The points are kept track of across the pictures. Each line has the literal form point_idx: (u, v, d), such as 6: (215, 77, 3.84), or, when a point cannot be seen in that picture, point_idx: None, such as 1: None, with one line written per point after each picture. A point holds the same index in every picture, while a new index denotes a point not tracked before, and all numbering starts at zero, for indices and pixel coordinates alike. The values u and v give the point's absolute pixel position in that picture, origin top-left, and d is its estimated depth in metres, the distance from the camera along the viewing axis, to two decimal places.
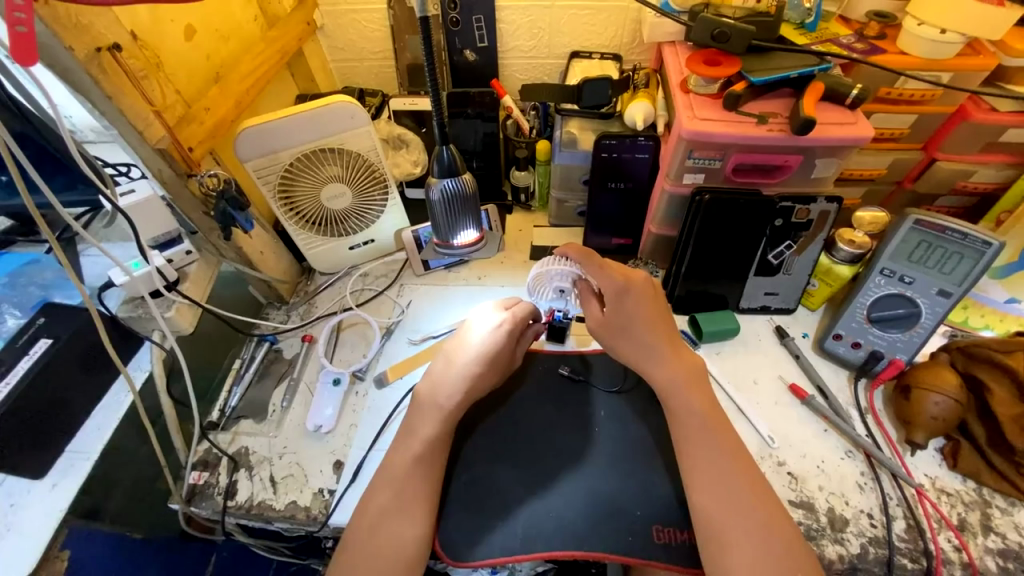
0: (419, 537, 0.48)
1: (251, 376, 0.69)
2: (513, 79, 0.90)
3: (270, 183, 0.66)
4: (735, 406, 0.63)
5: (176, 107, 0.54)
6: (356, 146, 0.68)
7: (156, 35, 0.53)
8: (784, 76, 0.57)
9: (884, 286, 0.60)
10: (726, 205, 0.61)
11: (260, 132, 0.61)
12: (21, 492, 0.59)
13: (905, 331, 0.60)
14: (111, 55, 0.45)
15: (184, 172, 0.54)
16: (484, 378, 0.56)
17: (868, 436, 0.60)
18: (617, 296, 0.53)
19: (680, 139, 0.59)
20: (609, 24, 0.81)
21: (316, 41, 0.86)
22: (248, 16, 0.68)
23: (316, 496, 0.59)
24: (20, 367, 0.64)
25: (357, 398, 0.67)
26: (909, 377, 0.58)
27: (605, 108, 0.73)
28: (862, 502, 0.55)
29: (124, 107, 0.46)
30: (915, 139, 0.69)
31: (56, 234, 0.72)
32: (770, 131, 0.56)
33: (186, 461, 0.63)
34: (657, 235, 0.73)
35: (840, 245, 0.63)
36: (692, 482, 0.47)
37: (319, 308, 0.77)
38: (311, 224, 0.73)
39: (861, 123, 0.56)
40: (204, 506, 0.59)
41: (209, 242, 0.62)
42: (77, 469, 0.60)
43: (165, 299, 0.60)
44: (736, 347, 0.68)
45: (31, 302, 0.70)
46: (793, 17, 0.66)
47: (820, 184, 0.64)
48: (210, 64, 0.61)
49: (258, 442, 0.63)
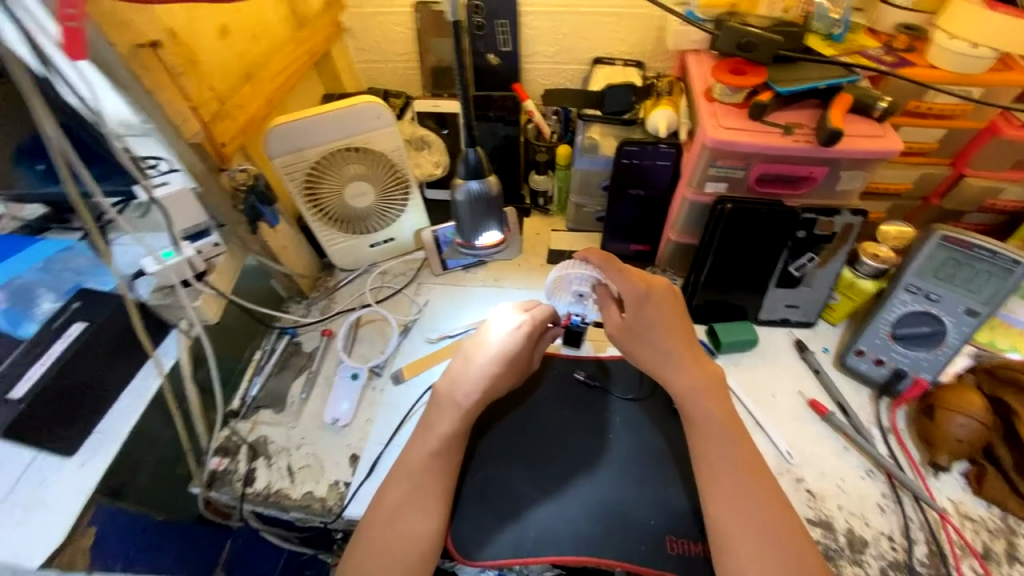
0: (433, 532, 0.49)
1: (271, 367, 0.70)
2: (534, 84, 0.91)
3: (296, 180, 0.67)
4: (753, 420, 0.62)
5: (209, 104, 0.56)
6: (380, 146, 0.69)
7: (192, 34, 0.55)
8: (810, 87, 0.57)
9: (909, 302, 0.59)
10: (748, 215, 0.61)
11: (289, 130, 0.63)
12: (51, 469, 0.59)
13: (930, 350, 0.59)
14: (152, 51, 0.47)
15: (216, 167, 0.55)
16: (501, 378, 0.57)
17: (890, 457, 0.59)
18: (638, 302, 0.54)
19: (703, 147, 0.59)
20: (632, 31, 0.82)
21: (343, 42, 0.87)
22: (278, 17, 0.71)
23: (332, 488, 0.60)
24: (54, 349, 0.60)
25: (374, 393, 0.68)
26: (934, 397, 0.57)
27: (627, 115, 0.72)
28: (883, 524, 0.54)
29: (162, 101, 0.48)
30: (943, 153, 0.68)
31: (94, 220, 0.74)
32: (796, 142, 0.56)
33: (207, 448, 0.64)
34: (676, 243, 0.73)
35: (863, 258, 0.62)
36: (709, 493, 0.47)
37: (338, 304, 0.78)
38: (334, 221, 0.75)
39: (889, 136, 0.55)
40: (223, 491, 0.61)
41: (236, 236, 0.64)
42: (105, 449, 0.60)
43: (193, 289, 0.63)
44: (754, 359, 0.68)
45: (64, 287, 0.69)
46: (820, 27, 0.65)
47: (845, 197, 0.64)
48: (241, 63, 0.63)
49: (278, 432, 0.65)
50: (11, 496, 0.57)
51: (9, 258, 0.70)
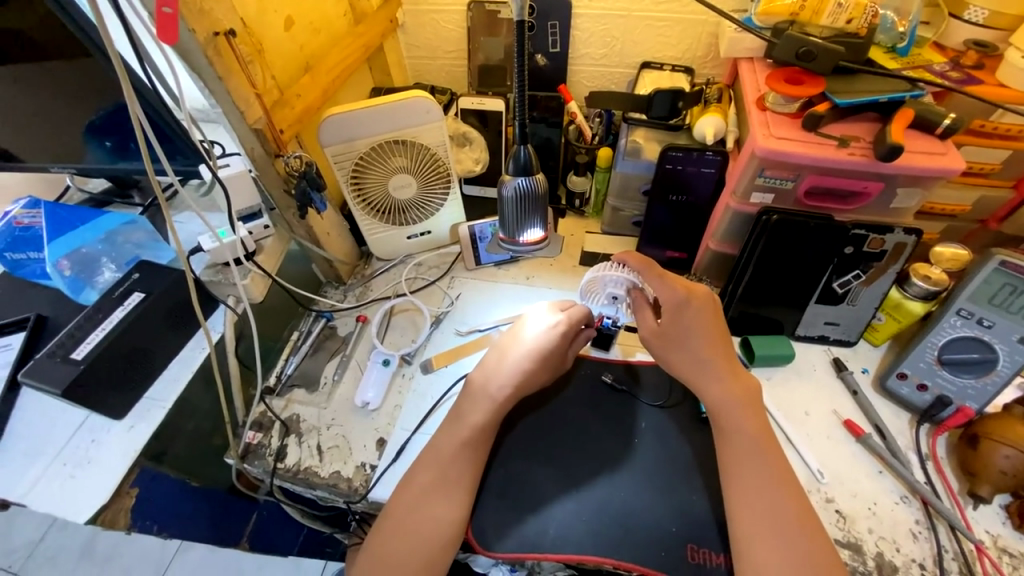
0: (457, 520, 0.49)
1: (307, 348, 0.73)
2: (580, 86, 0.92)
3: (344, 169, 0.70)
4: (783, 435, 0.61)
5: (273, 92, 0.58)
6: (426, 141, 0.71)
7: (262, 25, 0.57)
8: (871, 100, 0.56)
9: (958, 328, 0.56)
10: (794, 227, 0.60)
11: (342, 121, 0.65)
12: (102, 429, 0.62)
13: (979, 378, 0.57)
14: (226, 40, 0.50)
15: (273, 152, 0.58)
16: (533, 374, 0.57)
17: (926, 483, 0.57)
18: (675, 308, 0.54)
19: (752, 156, 0.58)
20: (683, 37, 0.81)
21: (396, 38, 0.90)
22: (339, 11, 0.72)
23: (359, 469, 0.62)
24: (114, 317, 0.63)
25: (403, 380, 0.70)
26: (979, 427, 0.55)
27: (673, 120, 0.72)
28: (915, 551, 0.53)
29: (232, 87, 0.50)
30: (1005, 175, 0.65)
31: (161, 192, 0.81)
32: (851, 155, 0.54)
33: (244, 421, 0.67)
34: (714, 251, 0.72)
35: (914, 279, 0.60)
36: (735, 503, 0.46)
37: (374, 291, 0.81)
38: (376, 212, 0.77)
39: (951, 154, 0.53)
40: (255, 464, 0.63)
41: (284, 219, 0.66)
42: (152, 415, 0.63)
43: (242, 267, 0.67)
44: (788, 374, 0.66)
45: (126, 258, 0.74)
46: (884, 40, 0.64)
47: (899, 215, 0.62)
48: (302, 54, 0.65)
49: (310, 411, 0.67)
50: (63, 452, 0.60)
51: (71, 225, 0.70)
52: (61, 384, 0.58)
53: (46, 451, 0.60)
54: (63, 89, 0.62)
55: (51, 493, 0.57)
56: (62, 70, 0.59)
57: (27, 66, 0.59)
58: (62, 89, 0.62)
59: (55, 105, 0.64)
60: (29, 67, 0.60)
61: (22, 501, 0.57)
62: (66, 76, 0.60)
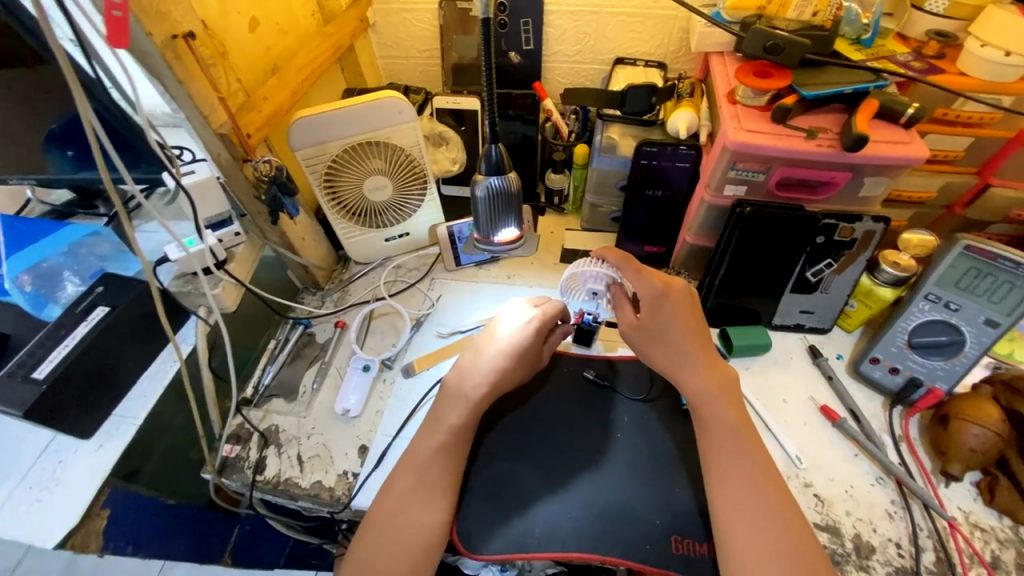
0: (440, 523, 0.49)
1: (284, 357, 0.71)
2: (555, 83, 0.91)
3: (316, 172, 0.68)
4: (762, 422, 0.62)
5: (238, 95, 0.56)
6: (399, 142, 0.70)
7: (225, 27, 0.55)
8: (836, 92, 0.57)
9: (927, 311, 0.58)
10: (766, 218, 0.60)
11: (312, 123, 0.63)
12: (68, 449, 0.60)
13: (947, 359, 0.58)
14: (185, 42, 0.48)
15: (240, 156, 0.56)
16: (511, 373, 0.57)
17: (901, 465, 0.58)
18: (653, 301, 0.54)
19: (724, 150, 0.58)
20: (656, 32, 0.81)
21: (367, 38, 0.88)
22: (307, 11, 0.71)
23: (340, 478, 0.61)
24: (78, 332, 0.61)
25: (384, 385, 0.69)
26: (949, 407, 0.57)
27: (648, 116, 0.72)
28: (890, 531, 0.54)
29: (193, 91, 0.49)
30: (969, 162, 0.67)
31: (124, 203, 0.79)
32: (819, 146, 0.55)
33: (221, 433, 0.65)
34: (691, 245, 0.73)
35: (884, 266, 0.62)
36: (717, 493, 0.47)
37: (352, 295, 0.79)
38: (351, 214, 0.75)
39: (914, 143, 0.55)
40: (234, 478, 0.61)
41: (255, 225, 0.64)
42: (122, 433, 0.62)
43: (213, 277, 0.65)
44: (766, 364, 0.67)
45: (89, 272, 0.71)
46: (849, 32, 0.65)
47: (867, 204, 0.63)
48: (269, 56, 0.63)
49: (289, 421, 0.66)
50: (28, 475, 0.59)
51: (32, 239, 0.68)
52: (22, 406, 0.54)
53: (11, 473, 0.59)
54: (15, 97, 0.59)
55: (19, 519, 0.56)
56: (14, 78, 0.57)
57: None
58: (15, 97, 0.59)
59: (8, 114, 0.61)
60: None
61: None
62: (18, 84, 0.58)
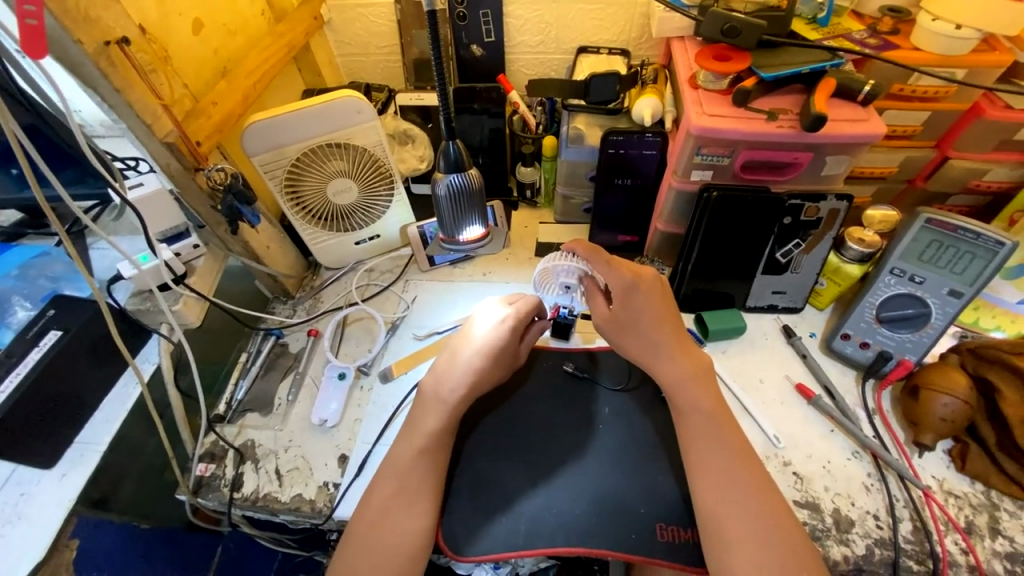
0: (423, 529, 0.48)
1: (256, 370, 0.69)
2: (520, 75, 0.90)
3: (276, 177, 0.66)
4: (740, 405, 0.63)
5: (184, 102, 0.54)
6: (361, 142, 0.68)
7: (165, 30, 0.53)
8: (794, 72, 0.57)
9: (893, 285, 0.59)
10: (734, 202, 0.60)
11: (267, 126, 0.61)
12: (31, 481, 0.57)
13: (915, 331, 0.59)
14: (120, 48, 0.45)
15: (191, 166, 0.54)
16: (488, 374, 0.56)
17: (875, 437, 0.59)
18: (625, 292, 0.53)
19: (688, 135, 0.58)
20: (617, 19, 0.81)
21: (323, 36, 0.86)
22: (256, 10, 0.68)
23: (321, 489, 0.59)
24: (29, 359, 0.58)
25: (362, 392, 0.67)
26: (919, 378, 0.58)
27: (612, 104, 0.72)
28: (868, 504, 0.55)
29: (132, 99, 0.46)
30: (927, 136, 0.68)
31: (66, 228, 0.71)
32: (780, 127, 0.55)
33: (193, 453, 0.63)
34: (664, 232, 0.73)
35: (849, 243, 0.63)
36: (698, 479, 0.47)
37: (325, 302, 0.77)
38: (316, 219, 0.73)
39: (873, 120, 0.55)
40: (210, 498, 0.59)
41: (215, 237, 0.62)
42: (87, 460, 0.59)
43: (172, 292, 0.62)
44: (743, 347, 0.68)
45: (41, 295, 0.67)
46: (804, 11, 0.65)
47: (831, 182, 0.63)
48: (217, 58, 0.61)
49: (265, 435, 0.64)
50: None
51: None
52: None
53: None
54: None
55: None
56: None
57: None
58: None
59: None
60: None
61: None
62: None
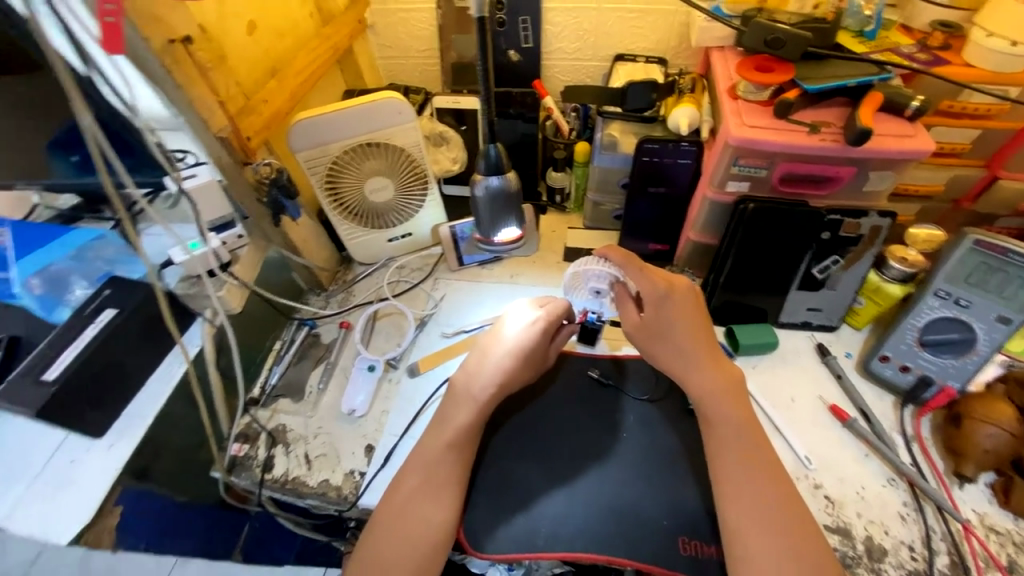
0: (446, 522, 0.49)
1: (290, 357, 0.72)
2: (555, 81, 0.91)
3: (317, 173, 0.68)
4: (772, 423, 0.61)
5: (237, 99, 0.57)
6: (400, 142, 0.70)
7: (222, 30, 0.56)
8: (840, 85, 0.56)
9: (937, 308, 0.57)
10: (771, 214, 0.60)
11: (313, 125, 0.63)
12: (80, 448, 0.60)
13: (959, 357, 0.58)
14: (183, 47, 0.48)
15: (241, 160, 0.57)
16: (518, 372, 0.57)
17: (912, 465, 0.57)
18: (656, 301, 0.54)
19: (726, 146, 0.58)
20: (655, 28, 0.81)
21: (366, 39, 0.88)
22: (304, 13, 0.71)
23: (348, 477, 0.61)
24: (87, 334, 0.62)
25: (390, 385, 0.69)
26: (961, 407, 0.56)
27: (648, 112, 0.72)
28: (903, 534, 0.53)
29: (193, 95, 0.49)
30: (976, 155, 0.66)
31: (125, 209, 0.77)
32: (822, 141, 0.55)
33: (229, 433, 0.66)
34: (695, 242, 0.72)
35: (891, 262, 0.61)
36: (725, 493, 0.46)
37: (357, 296, 0.80)
38: (353, 215, 0.76)
39: (921, 135, 0.54)
40: (243, 476, 0.62)
41: (258, 228, 0.65)
42: (132, 432, 0.62)
43: (217, 279, 0.65)
44: (774, 362, 0.67)
45: (97, 276, 0.71)
46: (851, 24, 0.64)
47: (873, 199, 0.62)
48: (267, 59, 0.64)
49: (296, 421, 0.66)
50: (41, 475, 0.59)
51: (40, 242, 0.69)
52: (33, 406, 0.56)
53: (25, 474, 0.59)
54: (19, 104, 0.59)
55: (31, 515, 0.56)
56: (16, 85, 0.57)
57: None
58: (19, 105, 0.59)
59: (12, 122, 0.61)
60: None
61: (3, 524, 0.56)
62: (20, 90, 0.58)
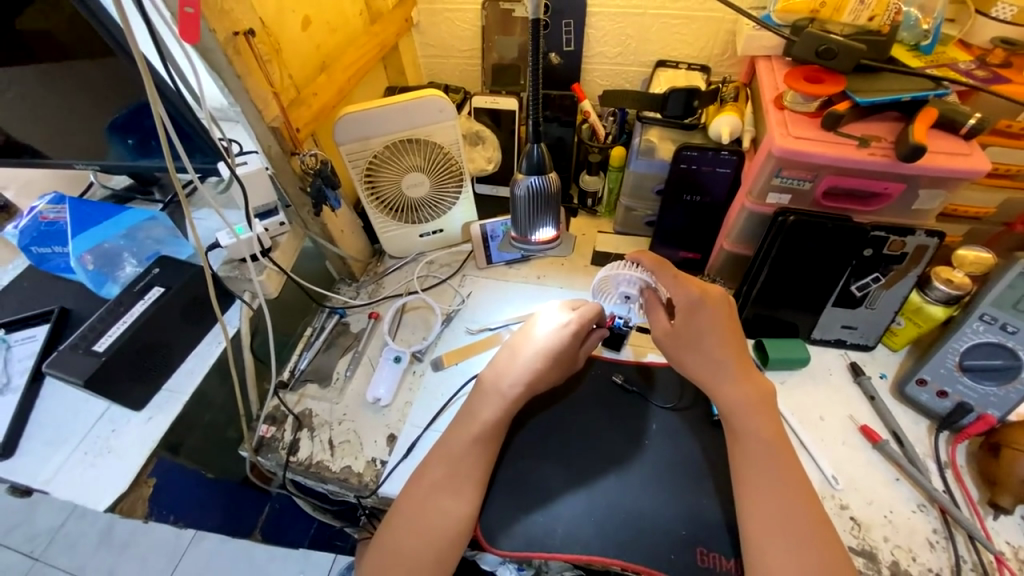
0: (466, 516, 0.50)
1: (320, 344, 0.74)
2: (594, 85, 0.91)
3: (358, 167, 0.70)
4: (797, 440, 0.60)
5: (289, 90, 0.59)
6: (439, 140, 0.71)
7: (280, 25, 0.58)
8: (893, 99, 0.54)
9: (982, 333, 0.55)
10: (810, 228, 0.59)
11: (357, 119, 0.65)
12: (121, 419, 0.63)
13: (1001, 385, 0.55)
14: (245, 38, 0.50)
15: (289, 150, 0.59)
16: (546, 374, 0.57)
17: (945, 492, 0.55)
18: (689, 309, 0.53)
19: (769, 155, 0.57)
20: (700, 35, 0.80)
21: (410, 37, 0.90)
22: (355, 10, 0.73)
23: (369, 464, 0.62)
24: (135, 310, 0.65)
25: (414, 377, 0.70)
26: (1000, 435, 0.54)
27: (689, 119, 0.72)
28: (932, 561, 0.51)
29: (250, 86, 0.51)
30: None
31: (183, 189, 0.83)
32: (871, 155, 0.53)
33: (258, 414, 0.68)
34: (729, 252, 0.71)
35: (935, 283, 0.59)
36: (749, 507, 0.46)
37: (386, 288, 0.81)
38: (389, 209, 0.77)
39: (975, 155, 0.52)
40: (268, 457, 0.64)
41: (298, 216, 0.67)
42: (170, 406, 0.64)
43: (258, 263, 0.67)
44: (803, 379, 0.65)
45: (146, 254, 0.75)
46: (907, 38, 0.63)
47: (919, 217, 0.60)
48: (318, 54, 0.66)
49: (322, 406, 0.68)
50: (84, 441, 0.62)
51: (95, 220, 0.71)
52: (82, 375, 0.59)
53: (69, 439, 0.62)
54: (86, 89, 0.62)
55: (70, 481, 0.59)
56: (84, 72, 0.60)
57: (50, 66, 0.61)
58: (85, 91, 0.63)
59: (78, 106, 0.65)
60: (53, 69, 0.61)
61: (45, 487, 0.59)
62: (87, 76, 0.61)
